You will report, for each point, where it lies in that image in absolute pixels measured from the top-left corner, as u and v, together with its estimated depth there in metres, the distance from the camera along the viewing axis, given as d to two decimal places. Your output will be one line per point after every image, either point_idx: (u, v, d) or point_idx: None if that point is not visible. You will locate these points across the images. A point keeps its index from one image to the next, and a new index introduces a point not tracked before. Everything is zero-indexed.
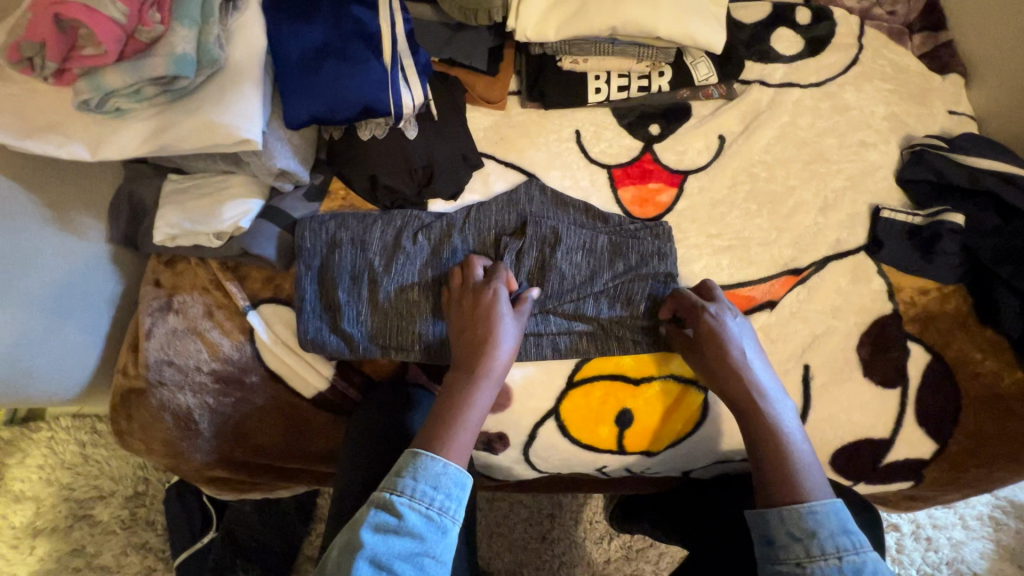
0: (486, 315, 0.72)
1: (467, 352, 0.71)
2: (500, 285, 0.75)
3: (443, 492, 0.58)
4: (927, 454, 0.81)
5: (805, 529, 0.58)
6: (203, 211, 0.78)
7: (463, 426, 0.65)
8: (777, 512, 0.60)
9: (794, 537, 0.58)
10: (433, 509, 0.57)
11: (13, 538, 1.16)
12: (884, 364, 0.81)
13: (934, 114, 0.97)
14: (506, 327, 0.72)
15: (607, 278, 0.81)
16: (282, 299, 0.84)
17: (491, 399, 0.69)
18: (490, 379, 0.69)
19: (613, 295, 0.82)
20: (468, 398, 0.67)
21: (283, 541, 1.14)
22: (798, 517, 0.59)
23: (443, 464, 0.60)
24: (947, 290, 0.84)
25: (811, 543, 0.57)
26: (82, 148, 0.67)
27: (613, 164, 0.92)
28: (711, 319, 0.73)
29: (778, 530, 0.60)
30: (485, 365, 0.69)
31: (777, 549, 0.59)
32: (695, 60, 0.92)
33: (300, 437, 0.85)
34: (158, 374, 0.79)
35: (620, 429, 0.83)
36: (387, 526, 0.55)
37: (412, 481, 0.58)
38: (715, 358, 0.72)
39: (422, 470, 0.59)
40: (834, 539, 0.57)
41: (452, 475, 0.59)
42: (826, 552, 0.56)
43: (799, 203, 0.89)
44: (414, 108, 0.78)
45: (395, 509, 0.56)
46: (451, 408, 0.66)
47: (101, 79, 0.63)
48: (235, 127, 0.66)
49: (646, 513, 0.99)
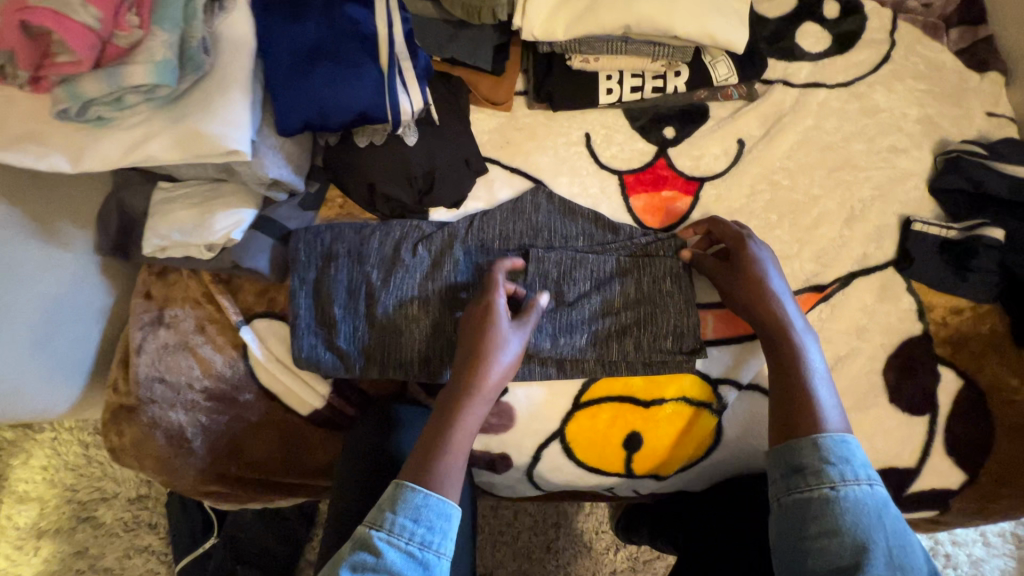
0: (491, 327, 0.68)
1: (460, 364, 0.67)
2: (496, 295, 0.70)
3: (424, 525, 0.56)
4: (955, 483, 0.76)
5: (838, 455, 0.60)
6: (194, 221, 0.75)
7: (453, 444, 0.62)
8: (810, 440, 0.61)
9: (826, 462, 0.60)
10: (413, 544, 0.55)
11: (17, 539, 1.16)
12: (912, 389, 0.76)
13: (971, 116, 0.90)
14: (505, 341, 0.68)
15: (628, 320, 0.78)
16: (277, 314, 0.81)
17: (482, 419, 0.65)
18: (482, 396, 0.65)
19: (642, 333, 0.78)
20: (460, 416, 0.64)
21: (285, 547, 1.12)
22: (832, 445, 0.61)
23: (423, 495, 0.57)
24: (982, 310, 0.79)
25: (845, 469, 0.59)
26: (62, 159, 0.64)
27: (625, 170, 0.87)
28: (753, 247, 0.74)
29: (811, 458, 0.60)
30: (482, 380, 0.65)
31: (809, 477, 0.60)
32: (714, 59, 0.86)
33: (295, 453, 0.82)
34: (149, 391, 0.76)
35: (629, 452, 0.80)
36: (365, 565, 0.54)
37: (392, 515, 0.56)
38: (744, 284, 0.73)
39: (403, 503, 0.57)
40: (861, 468, 0.60)
41: (433, 506, 0.57)
42: (857, 478, 0.59)
43: (823, 214, 0.84)
44: (413, 114, 0.73)
45: (374, 546, 0.54)
46: (441, 428, 0.63)
47: (78, 87, 0.59)
48: (222, 138, 0.63)
49: (644, 521, 0.94)
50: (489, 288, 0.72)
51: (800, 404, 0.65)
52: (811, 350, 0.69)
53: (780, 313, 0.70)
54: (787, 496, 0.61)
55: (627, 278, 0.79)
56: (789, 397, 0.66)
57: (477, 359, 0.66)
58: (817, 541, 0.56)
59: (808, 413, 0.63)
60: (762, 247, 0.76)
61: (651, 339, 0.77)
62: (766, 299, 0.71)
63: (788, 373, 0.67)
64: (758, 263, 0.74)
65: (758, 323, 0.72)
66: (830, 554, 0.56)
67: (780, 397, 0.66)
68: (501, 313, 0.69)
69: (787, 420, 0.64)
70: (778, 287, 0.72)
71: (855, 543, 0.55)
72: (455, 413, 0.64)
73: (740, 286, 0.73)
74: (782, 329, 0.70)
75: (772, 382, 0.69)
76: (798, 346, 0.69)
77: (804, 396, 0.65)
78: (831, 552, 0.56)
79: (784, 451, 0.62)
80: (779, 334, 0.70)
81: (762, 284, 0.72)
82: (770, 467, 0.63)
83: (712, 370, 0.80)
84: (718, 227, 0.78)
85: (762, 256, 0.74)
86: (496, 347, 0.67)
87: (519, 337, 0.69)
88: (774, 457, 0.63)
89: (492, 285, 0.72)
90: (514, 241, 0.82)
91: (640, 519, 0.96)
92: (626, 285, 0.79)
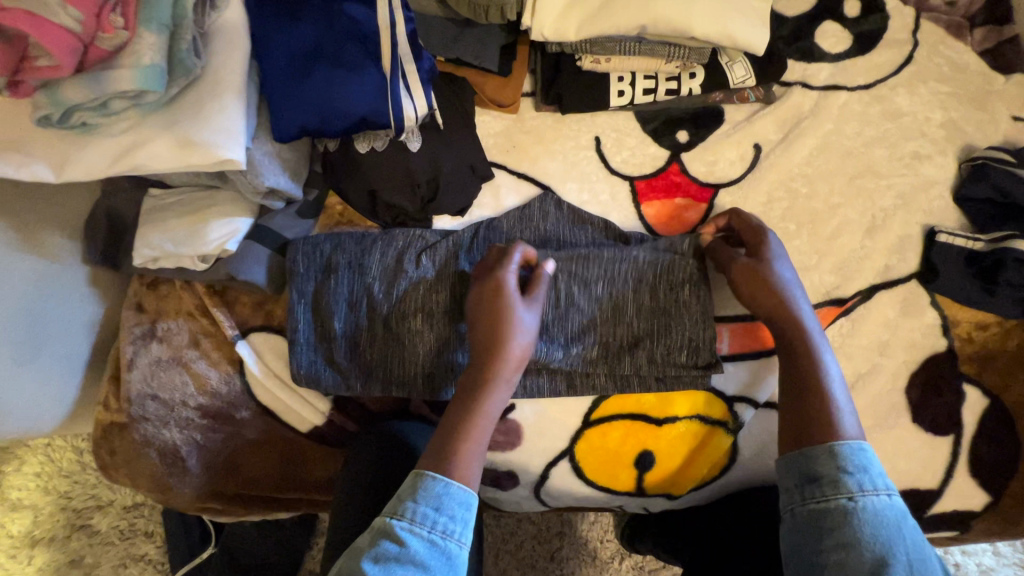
0: (506, 308, 0.67)
1: (479, 348, 0.67)
2: (508, 273, 0.69)
3: (446, 514, 0.55)
4: (978, 505, 0.74)
5: (856, 464, 0.57)
6: (186, 232, 0.71)
7: (476, 429, 0.62)
8: (825, 449, 0.58)
9: (843, 471, 0.57)
10: (436, 532, 0.54)
11: (11, 548, 1.12)
12: (935, 408, 0.74)
13: (996, 121, 0.86)
14: (521, 322, 0.67)
15: (640, 332, 0.74)
16: (274, 327, 0.77)
17: (504, 402, 0.65)
18: (504, 380, 0.65)
19: (654, 346, 0.74)
20: (484, 402, 0.63)
21: (284, 558, 1.08)
22: (850, 453, 0.58)
23: (444, 483, 0.57)
24: (1008, 325, 0.76)
25: (862, 479, 0.56)
26: (45, 168, 0.60)
27: (636, 175, 0.84)
28: (771, 244, 0.71)
29: (827, 467, 0.57)
30: (503, 363, 0.65)
31: (825, 487, 0.57)
32: (731, 61, 0.82)
33: (293, 468, 0.79)
34: (141, 408, 0.73)
35: (640, 471, 0.77)
36: (388, 555, 0.52)
37: (413, 503, 0.55)
38: (760, 281, 0.69)
39: (423, 492, 0.56)
40: (879, 478, 0.57)
41: (455, 495, 0.56)
42: (876, 488, 0.56)
43: (844, 223, 0.80)
44: (417, 119, 0.69)
45: (397, 536, 0.53)
46: (467, 415, 0.62)
47: (60, 93, 0.55)
48: (214, 146, 0.59)
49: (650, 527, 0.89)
50: (501, 265, 0.70)
51: (817, 411, 0.61)
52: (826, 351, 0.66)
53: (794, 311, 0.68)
54: (801, 506, 0.58)
55: (643, 287, 0.74)
56: (806, 403, 0.63)
57: (498, 342, 0.66)
58: (833, 555, 0.53)
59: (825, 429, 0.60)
60: (778, 243, 0.73)
61: (664, 352, 0.74)
62: (785, 297, 0.68)
63: (803, 373, 0.65)
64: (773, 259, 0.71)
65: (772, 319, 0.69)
66: (846, 568, 0.52)
67: (796, 399, 0.63)
68: (513, 291, 0.68)
69: (804, 426, 0.61)
70: (794, 287, 0.69)
71: (874, 557, 0.52)
72: (476, 398, 0.63)
73: (756, 283, 0.69)
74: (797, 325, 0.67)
75: (784, 382, 0.66)
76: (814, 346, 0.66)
77: (821, 400, 0.62)
78: (848, 567, 0.52)
79: (796, 458, 0.60)
80: (795, 331, 0.67)
81: (781, 283, 0.68)
82: (785, 476, 0.60)
83: (727, 387, 0.77)
84: (739, 225, 0.75)
85: (779, 253, 0.71)
86: (515, 327, 0.66)
87: (534, 315, 0.69)
88: (789, 464, 0.60)
89: (505, 262, 0.70)
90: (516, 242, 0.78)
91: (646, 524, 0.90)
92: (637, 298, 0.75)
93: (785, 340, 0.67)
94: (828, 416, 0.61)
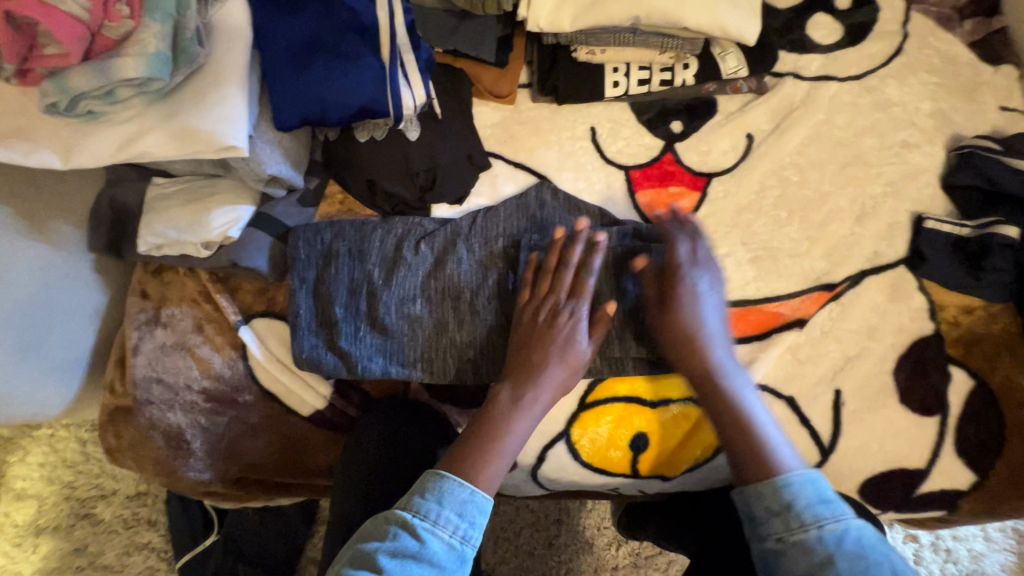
0: (564, 338, 0.69)
1: (522, 368, 0.68)
2: (581, 308, 0.71)
3: (466, 521, 0.59)
4: (964, 484, 0.76)
5: (783, 502, 0.60)
6: (189, 219, 0.72)
7: (500, 449, 0.64)
8: (754, 490, 0.62)
9: (772, 511, 0.60)
10: (455, 536, 0.58)
11: (15, 537, 1.13)
12: (922, 389, 0.76)
13: (984, 110, 0.88)
14: (576, 352, 0.69)
15: (626, 315, 0.76)
16: (277, 313, 0.79)
17: (534, 426, 0.67)
18: (536, 405, 0.67)
19: (640, 329, 0.76)
20: (510, 427, 0.65)
21: (285, 546, 1.09)
22: (777, 492, 0.60)
23: (469, 491, 0.60)
24: (994, 309, 0.78)
25: (791, 516, 0.59)
26: (52, 155, 0.62)
27: (632, 165, 0.85)
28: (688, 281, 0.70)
29: (759, 509, 0.61)
30: (539, 391, 0.67)
31: (760, 528, 0.61)
32: (723, 51, 0.85)
33: (295, 452, 0.81)
34: (146, 392, 0.75)
35: (634, 453, 0.78)
36: (407, 550, 0.56)
37: (437, 506, 0.59)
38: (671, 325, 0.70)
39: (448, 496, 0.59)
40: (808, 511, 0.59)
41: (478, 503, 0.60)
42: (806, 522, 0.58)
43: (834, 211, 0.82)
44: (415, 108, 0.71)
45: (417, 534, 0.57)
46: (490, 437, 0.65)
47: (68, 81, 0.56)
48: (219, 133, 0.61)
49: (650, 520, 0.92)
50: (574, 298, 0.71)
51: (748, 454, 0.64)
52: (740, 388, 0.68)
53: (702, 356, 0.68)
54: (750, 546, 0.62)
55: (623, 274, 0.76)
56: (736, 447, 0.65)
57: (539, 370, 0.68)
58: None
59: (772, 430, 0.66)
60: (700, 277, 0.71)
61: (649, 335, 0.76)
62: (697, 339, 0.69)
63: (727, 418, 0.66)
64: (690, 300, 0.70)
65: (688, 365, 0.69)
66: None
67: (727, 446, 0.65)
68: (579, 325, 0.70)
69: (738, 468, 0.64)
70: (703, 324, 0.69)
71: None
72: (505, 424, 0.65)
73: (669, 329, 0.70)
74: (706, 370, 0.68)
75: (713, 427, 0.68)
76: (727, 387, 0.67)
77: (747, 440, 0.64)
78: None
79: (740, 501, 0.63)
80: (707, 375, 0.68)
81: (689, 324, 0.69)
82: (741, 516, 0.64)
83: None
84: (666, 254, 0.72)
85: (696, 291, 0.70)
86: (571, 354, 0.69)
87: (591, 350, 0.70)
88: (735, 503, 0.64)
89: (582, 293, 0.71)
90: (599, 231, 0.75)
91: (645, 516, 0.93)
92: (626, 288, 0.76)
93: (699, 387, 0.69)
94: (763, 454, 0.63)
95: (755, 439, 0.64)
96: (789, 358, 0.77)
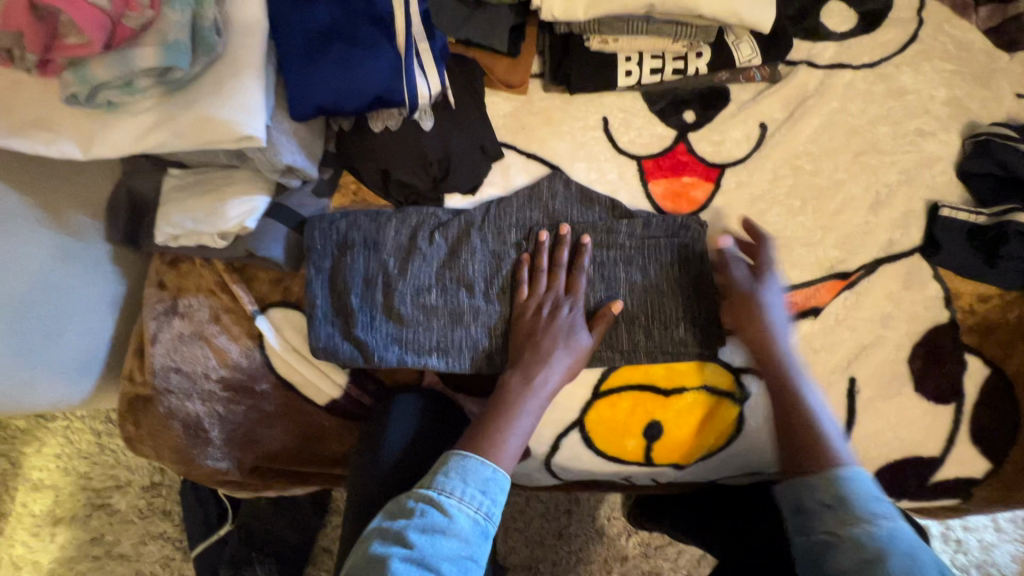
0: (567, 331, 0.72)
1: (527, 357, 0.71)
2: (575, 301, 0.74)
3: (489, 497, 0.61)
4: (978, 472, 0.76)
5: (837, 495, 0.61)
6: (206, 209, 0.73)
7: (511, 431, 0.66)
8: (807, 480, 0.64)
9: (824, 504, 0.62)
10: (480, 512, 0.59)
11: (33, 526, 1.15)
12: (936, 378, 0.76)
13: (1000, 98, 0.87)
14: (576, 341, 0.72)
15: (636, 308, 0.77)
16: (292, 303, 0.79)
17: (543, 410, 0.70)
18: (546, 389, 0.70)
19: (651, 323, 0.76)
20: (518, 411, 0.68)
21: (299, 534, 1.10)
22: (830, 483, 0.62)
23: (492, 469, 0.62)
24: (1010, 297, 0.78)
25: (841, 510, 0.60)
26: (72, 145, 0.62)
27: (644, 155, 0.85)
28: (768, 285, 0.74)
29: (808, 500, 0.63)
30: (545, 379, 0.70)
31: (809, 520, 0.62)
32: (738, 39, 0.84)
33: (313, 440, 0.82)
34: (165, 381, 0.75)
35: (649, 441, 0.78)
36: (436, 526, 0.57)
37: (463, 484, 0.60)
38: (751, 322, 0.73)
39: (473, 474, 0.61)
40: (862, 505, 0.60)
41: (500, 480, 0.62)
42: (857, 517, 0.59)
43: (848, 199, 0.82)
44: (430, 98, 0.71)
45: (446, 510, 0.58)
46: (501, 420, 0.67)
47: (88, 71, 0.57)
48: (236, 122, 0.61)
49: (667, 514, 0.92)
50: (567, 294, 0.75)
51: (808, 448, 0.66)
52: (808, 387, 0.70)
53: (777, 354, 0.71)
54: (795, 541, 0.63)
55: (634, 267, 0.77)
56: (797, 441, 0.67)
57: (543, 358, 0.70)
58: None
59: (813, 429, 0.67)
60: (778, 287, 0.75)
61: (661, 326, 0.76)
62: (769, 337, 0.72)
63: (792, 411, 0.69)
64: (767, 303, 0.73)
65: (764, 362, 0.72)
66: None
67: (788, 437, 0.68)
68: (575, 318, 0.73)
69: (796, 459, 0.66)
70: (778, 325, 0.73)
71: None
72: (513, 408, 0.68)
73: (751, 325, 0.73)
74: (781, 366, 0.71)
75: (777, 420, 0.70)
76: (796, 384, 0.70)
77: (810, 434, 0.67)
78: None
79: (789, 491, 0.65)
80: (779, 374, 0.71)
81: (765, 327, 0.72)
82: (787, 513, 0.65)
83: (734, 359, 0.78)
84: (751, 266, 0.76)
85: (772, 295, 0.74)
86: (574, 342, 0.71)
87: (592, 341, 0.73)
88: (782, 496, 0.66)
89: (574, 289, 0.75)
90: (587, 232, 0.78)
91: (663, 510, 0.93)
92: (636, 283, 0.77)
93: (772, 382, 0.71)
94: (822, 446, 0.66)
95: (814, 437, 0.66)
96: (803, 347, 0.77)
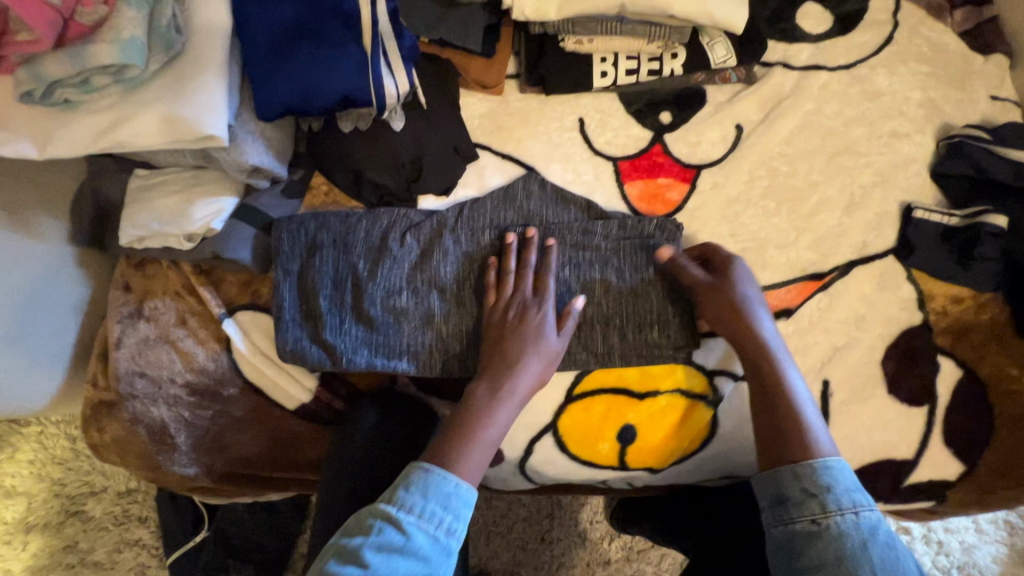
0: (535, 335, 0.70)
1: (494, 360, 0.69)
2: (543, 302, 0.72)
3: (452, 513, 0.59)
4: (952, 474, 0.75)
5: (824, 484, 0.58)
6: (173, 211, 0.72)
7: (478, 444, 0.64)
8: (792, 469, 0.60)
9: (808, 493, 0.59)
10: (440, 529, 0.58)
11: (5, 534, 1.12)
12: (910, 380, 0.76)
13: (974, 100, 0.87)
14: (546, 347, 0.70)
15: (609, 310, 0.76)
16: (260, 305, 0.78)
17: (513, 416, 0.68)
18: (514, 395, 0.68)
19: (625, 324, 0.76)
20: (488, 419, 0.66)
21: (276, 541, 1.08)
22: (816, 473, 0.59)
23: (455, 483, 0.60)
24: (983, 299, 0.78)
25: (827, 499, 0.58)
26: (27, 144, 0.61)
27: (620, 156, 0.84)
28: (736, 268, 0.72)
29: (792, 488, 0.59)
30: (512, 386, 0.68)
31: (791, 509, 0.59)
32: (712, 40, 0.84)
33: (284, 446, 0.80)
34: (129, 386, 0.74)
35: (622, 445, 0.77)
36: (393, 545, 0.55)
37: (422, 499, 0.58)
38: (724, 306, 0.70)
39: (433, 488, 0.59)
40: (846, 495, 0.58)
41: (462, 495, 0.60)
42: (842, 507, 0.57)
43: (823, 201, 0.82)
44: (398, 97, 0.69)
45: (404, 527, 0.56)
46: (469, 429, 0.65)
47: (41, 68, 0.57)
48: (198, 122, 0.60)
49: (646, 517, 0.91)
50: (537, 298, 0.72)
51: (790, 437, 0.63)
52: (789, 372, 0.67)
53: (754, 338, 0.69)
54: (772, 530, 0.60)
55: (607, 269, 0.76)
56: (778, 429, 0.64)
57: (511, 361, 0.68)
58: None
59: (795, 423, 0.63)
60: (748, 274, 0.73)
61: (636, 328, 0.76)
62: (747, 320, 0.70)
63: (771, 398, 0.66)
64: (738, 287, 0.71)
65: (740, 347, 0.69)
66: None
67: (770, 426, 0.64)
68: (545, 322, 0.71)
69: (777, 447, 0.63)
70: (753, 306, 0.70)
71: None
72: (482, 416, 0.66)
73: (724, 310, 0.70)
74: (759, 350, 0.68)
75: (756, 407, 0.67)
76: (776, 370, 0.67)
77: (792, 423, 0.63)
78: None
79: (770, 479, 0.62)
80: (756, 359, 0.68)
81: (737, 309, 0.70)
82: (762, 501, 0.62)
83: (708, 362, 0.78)
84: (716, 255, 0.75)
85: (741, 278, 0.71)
86: (544, 345, 0.70)
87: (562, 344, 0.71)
88: (761, 486, 0.62)
89: (543, 292, 0.73)
90: (556, 236, 0.77)
91: (641, 513, 0.92)
92: (609, 285, 0.76)
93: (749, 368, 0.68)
94: (804, 435, 0.63)
95: (796, 425, 0.63)
96: None
